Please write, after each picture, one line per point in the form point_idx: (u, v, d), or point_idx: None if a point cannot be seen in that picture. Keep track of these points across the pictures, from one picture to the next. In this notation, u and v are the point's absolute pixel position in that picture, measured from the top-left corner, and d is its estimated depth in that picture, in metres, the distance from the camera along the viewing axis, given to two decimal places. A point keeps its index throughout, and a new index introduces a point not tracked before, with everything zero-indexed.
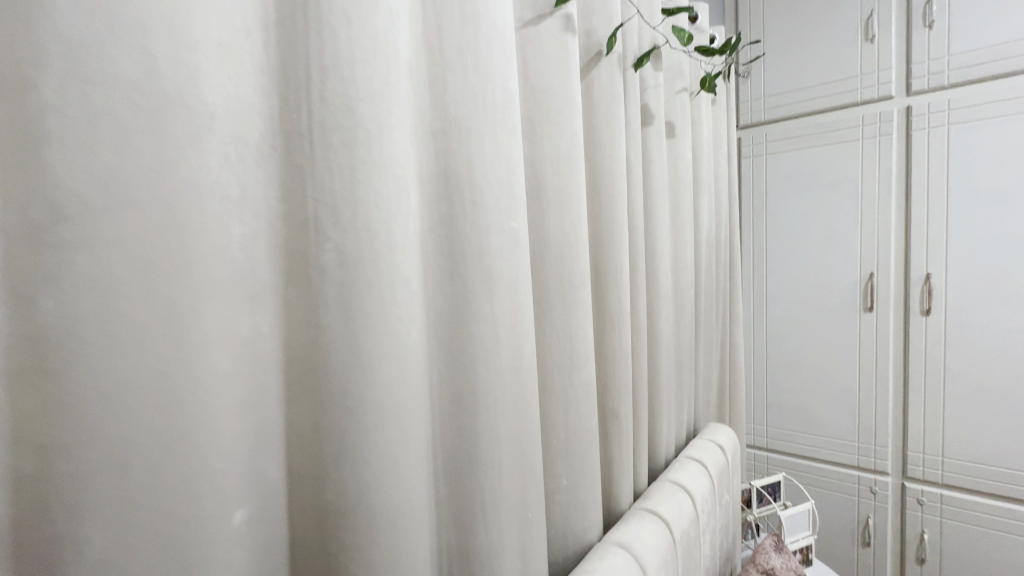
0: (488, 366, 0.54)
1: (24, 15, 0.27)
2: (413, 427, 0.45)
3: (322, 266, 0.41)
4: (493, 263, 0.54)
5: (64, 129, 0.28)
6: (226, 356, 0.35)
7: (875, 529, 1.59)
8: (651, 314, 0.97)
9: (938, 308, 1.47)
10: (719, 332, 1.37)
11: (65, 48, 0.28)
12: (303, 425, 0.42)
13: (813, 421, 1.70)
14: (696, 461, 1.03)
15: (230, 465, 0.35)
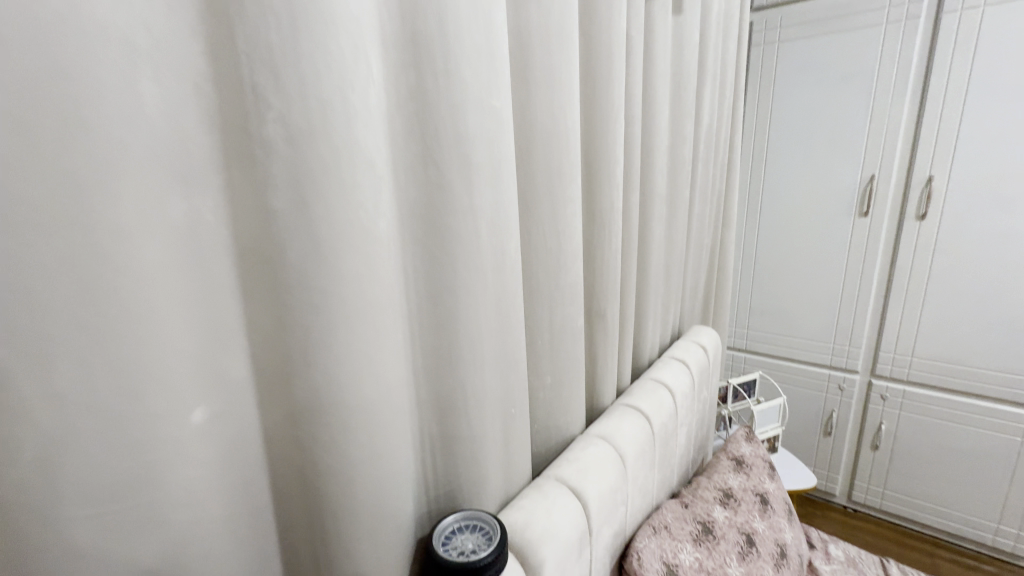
0: (468, 264, 0.50)
1: None
2: (386, 324, 0.42)
3: (266, 142, 0.34)
4: (471, 148, 0.48)
5: None
6: (158, 245, 0.31)
7: (837, 420, 1.72)
8: (644, 215, 0.92)
9: (934, 213, 1.44)
10: (710, 236, 1.33)
11: None
12: (264, 324, 0.38)
13: (793, 324, 1.74)
14: (678, 361, 1.06)
15: (178, 362, 0.32)
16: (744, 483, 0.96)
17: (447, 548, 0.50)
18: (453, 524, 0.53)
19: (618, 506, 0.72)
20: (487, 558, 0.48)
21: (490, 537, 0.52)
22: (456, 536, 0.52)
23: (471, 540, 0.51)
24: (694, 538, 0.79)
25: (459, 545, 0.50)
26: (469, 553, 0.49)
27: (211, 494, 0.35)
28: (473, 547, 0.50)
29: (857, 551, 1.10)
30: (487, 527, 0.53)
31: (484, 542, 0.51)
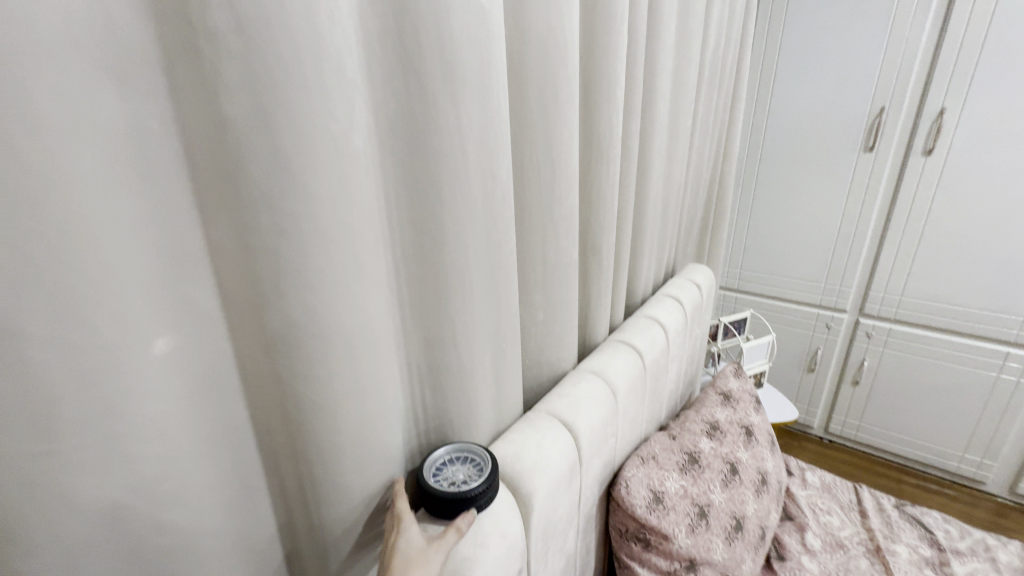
0: (455, 189, 0.46)
1: None
2: (364, 250, 0.39)
3: (212, 31, 0.28)
4: (458, 55, 0.42)
5: None
6: (94, 154, 0.26)
7: (821, 357, 1.76)
8: (644, 145, 0.86)
9: (941, 148, 1.39)
10: (710, 171, 1.27)
11: None
12: (229, 249, 0.34)
13: (787, 263, 1.73)
14: (672, 299, 1.04)
15: (132, 288, 0.29)
16: (731, 416, 0.98)
17: (437, 478, 0.50)
18: (444, 456, 0.53)
19: (608, 438, 0.72)
20: (478, 488, 0.48)
21: (481, 467, 0.52)
22: (448, 466, 0.52)
23: (462, 471, 0.52)
24: (680, 467, 0.81)
25: (450, 476, 0.51)
26: (461, 484, 0.50)
27: (182, 429, 0.33)
28: (465, 478, 0.51)
29: (831, 478, 1.15)
30: (478, 459, 0.53)
31: (476, 471, 0.52)
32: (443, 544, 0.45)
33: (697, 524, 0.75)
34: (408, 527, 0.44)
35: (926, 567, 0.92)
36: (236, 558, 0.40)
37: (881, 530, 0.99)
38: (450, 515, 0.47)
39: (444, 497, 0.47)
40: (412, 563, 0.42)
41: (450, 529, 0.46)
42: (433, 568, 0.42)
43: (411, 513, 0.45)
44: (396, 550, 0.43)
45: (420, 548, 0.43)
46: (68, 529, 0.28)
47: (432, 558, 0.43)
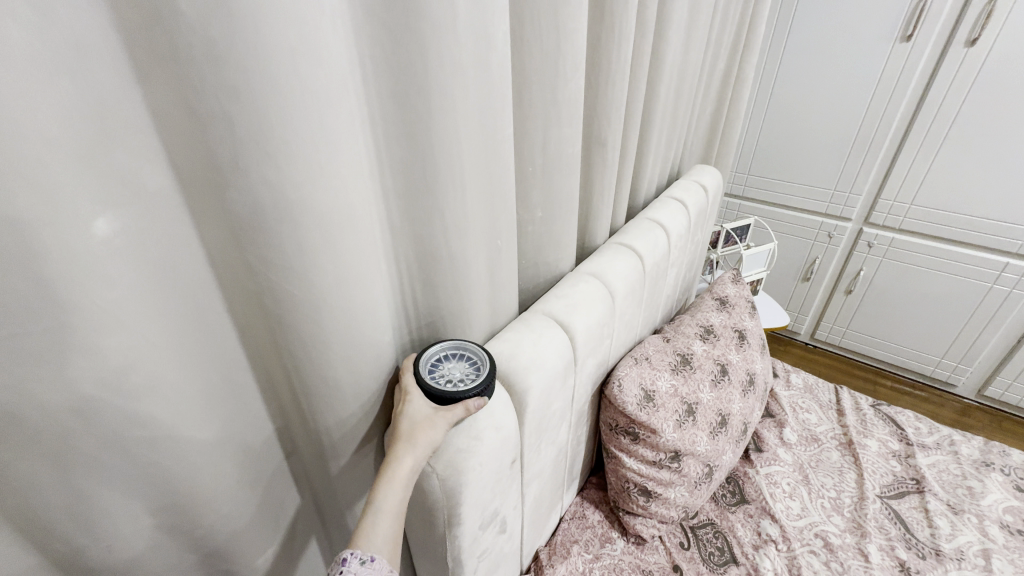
0: (443, 53, 0.39)
1: None
2: (336, 124, 0.33)
3: None
4: None
5: None
6: None
7: (818, 267, 1.75)
8: (662, 21, 0.75)
9: (988, 36, 1.25)
10: (728, 59, 1.14)
11: None
12: (174, 115, 0.29)
13: (797, 169, 1.65)
14: (676, 202, 0.99)
15: (56, 157, 0.24)
16: (725, 320, 0.98)
17: (435, 376, 0.48)
18: (439, 352, 0.51)
19: (604, 339, 0.72)
20: (485, 381, 0.48)
21: (476, 362, 0.51)
22: (439, 365, 0.50)
23: (457, 368, 0.50)
24: (672, 368, 0.82)
25: (446, 375, 0.49)
26: (461, 382, 0.48)
27: (149, 318, 0.31)
28: (462, 376, 0.49)
29: (814, 380, 1.19)
30: (474, 358, 0.51)
31: (471, 367, 0.50)
32: (451, 416, 0.46)
33: (684, 420, 0.78)
34: (414, 399, 0.45)
35: (892, 459, 0.98)
36: (231, 446, 0.40)
37: (856, 426, 1.05)
38: (459, 398, 0.46)
39: (456, 394, 0.46)
40: (419, 430, 0.44)
41: (458, 405, 0.47)
42: (437, 436, 0.44)
43: (416, 387, 0.46)
44: (402, 417, 0.44)
45: (427, 417, 0.45)
46: (34, 418, 0.27)
47: (439, 428, 0.45)
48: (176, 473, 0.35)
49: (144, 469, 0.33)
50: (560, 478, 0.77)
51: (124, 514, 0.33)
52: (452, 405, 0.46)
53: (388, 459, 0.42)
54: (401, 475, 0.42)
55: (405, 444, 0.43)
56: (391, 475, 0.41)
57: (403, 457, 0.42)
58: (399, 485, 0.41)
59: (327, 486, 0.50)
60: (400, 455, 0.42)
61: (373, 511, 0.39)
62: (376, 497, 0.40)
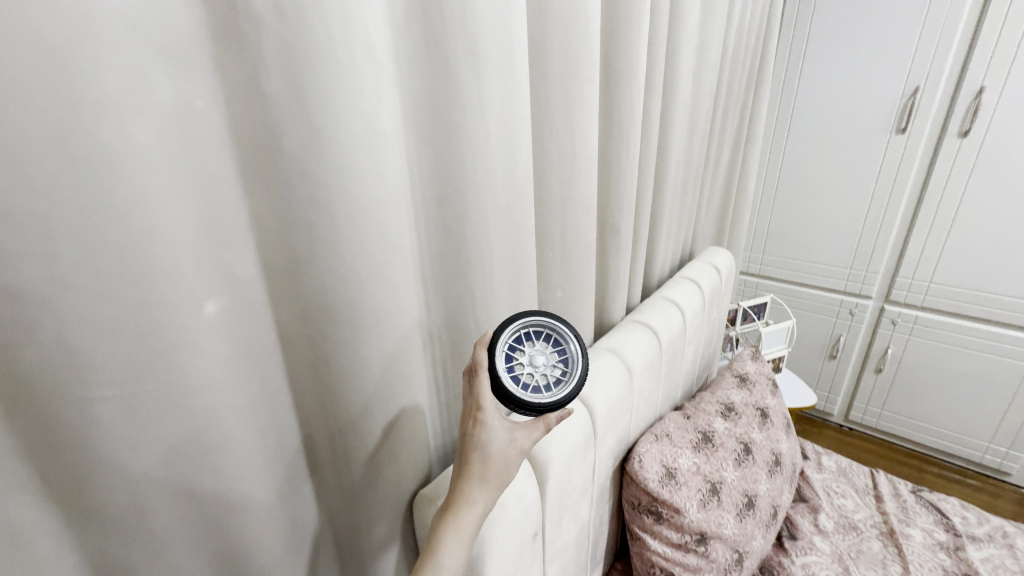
0: (476, 164, 0.47)
1: None
2: (390, 223, 0.41)
3: (252, 15, 0.31)
4: (481, 34, 0.43)
5: None
6: (148, 127, 0.29)
7: (843, 344, 1.73)
8: (666, 124, 0.85)
9: (980, 127, 1.33)
10: (731, 151, 1.25)
11: None
12: (265, 217, 0.38)
13: (811, 248, 1.70)
14: (690, 281, 1.04)
15: (184, 253, 0.32)
16: (746, 398, 0.99)
17: (517, 371, 0.47)
18: (519, 333, 0.48)
19: (623, 414, 0.74)
20: (570, 394, 0.48)
21: (568, 357, 0.50)
22: (524, 346, 0.49)
23: (544, 354, 0.49)
24: (694, 446, 0.82)
25: (530, 361, 0.48)
26: (543, 382, 0.48)
27: (230, 382, 0.37)
28: (546, 372, 0.49)
29: (848, 463, 1.15)
30: (556, 335, 0.50)
31: (559, 362, 0.50)
32: (524, 447, 0.45)
33: (709, 500, 0.77)
34: (488, 423, 0.44)
35: (941, 551, 0.92)
36: (280, 507, 0.43)
37: (896, 514, 1.00)
38: (540, 410, 0.47)
39: (537, 406, 0.46)
40: (494, 462, 0.43)
41: (537, 422, 0.47)
42: (512, 467, 0.44)
43: (494, 407, 0.45)
44: (476, 446, 0.43)
45: (501, 448, 0.44)
46: (133, 464, 0.32)
47: (511, 460, 0.44)
48: (231, 527, 0.39)
49: (206, 517, 0.37)
50: (583, 560, 0.75)
51: (183, 563, 0.37)
52: (529, 423, 0.47)
53: (459, 494, 0.42)
54: (473, 511, 0.41)
55: (477, 478, 0.42)
56: (464, 511, 0.41)
57: (475, 492, 0.42)
58: (472, 523, 0.41)
59: (357, 554, 0.52)
60: (473, 490, 0.42)
61: (443, 543, 0.40)
62: (445, 530, 0.40)
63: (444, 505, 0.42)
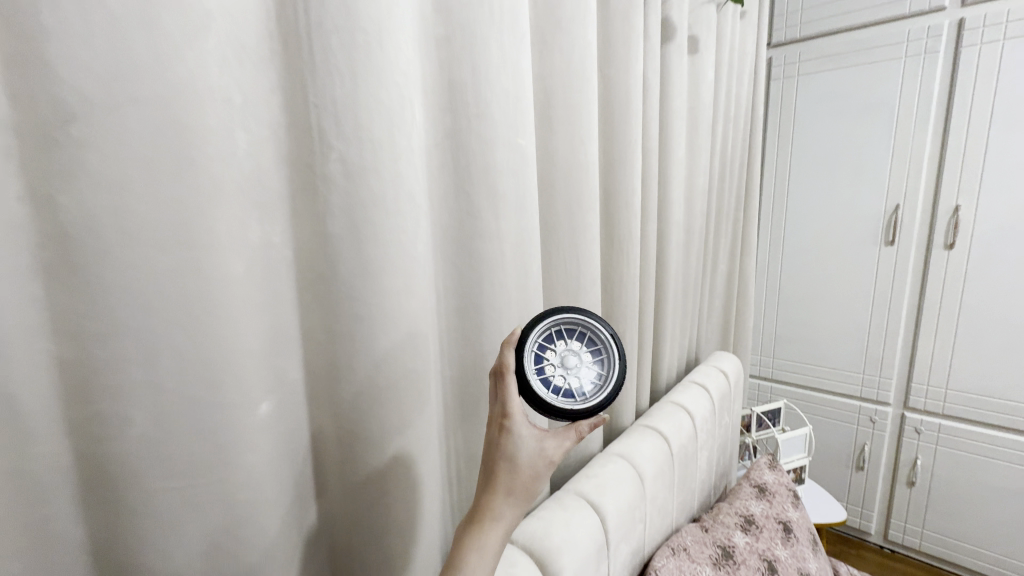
0: (492, 282, 0.55)
1: None
2: (419, 334, 0.47)
3: (327, 176, 0.41)
4: (499, 180, 0.53)
5: (66, 45, 0.28)
6: (240, 261, 0.37)
7: (869, 454, 1.66)
8: (662, 241, 0.95)
9: (963, 241, 1.41)
10: (728, 262, 1.35)
11: None
12: (315, 328, 0.45)
13: (819, 353, 1.71)
14: (698, 385, 1.07)
15: (251, 360, 0.38)
16: (767, 510, 0.95)
17: (548, 373, 0.48)
18: (549, 333, 0.50)
19: (636, 523, 0.73)
20: (602, 400, 0.48)
21: (602, 359, 0.51)
22: (555, 345, 0.50)
23: (577, 355, 0.50)
24: (713, 561, 0.79)
25: (561, 362, 0.49)
26: (575, 385, 0.49)
27: (272, 478, 0.40)
28: (580, 374, 0.50)
29: None
30: (589, 330, 0.51)
31: (594, 364, 0.51)
32: (554, 457, 0.43)
33: None
34: (517, 432, 0.42)
35: None
36: None
37: None
38: (570, 417, 0.47)
39: (566, 411, 0.46)
40: (521, 474, 0.41)
41: (569, 430, 0.45)
42: (540, 478, 0.42)
43: (523, 414, 0.43)
44: (504, 455, 0.41)
45: (529, 459, 0.42)
46: (174, 551, 0.35)
47: (540, 471, 0.42)
48: None
49: None
50: None
51: None
52: (561, 431, 0.45)
53: (484, 508, 0.40)
54: (499, 525, 0.40)
55: (503, 491, 0.41)
56: (488, 526, 0.39)
57: (500, 506, 0.40)
58: (497, 538, 0.39)
59: None
60: (499, 503, 0.40)
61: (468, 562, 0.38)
62: (469, 548, 0.38)
63: (468, 518, 0.40)
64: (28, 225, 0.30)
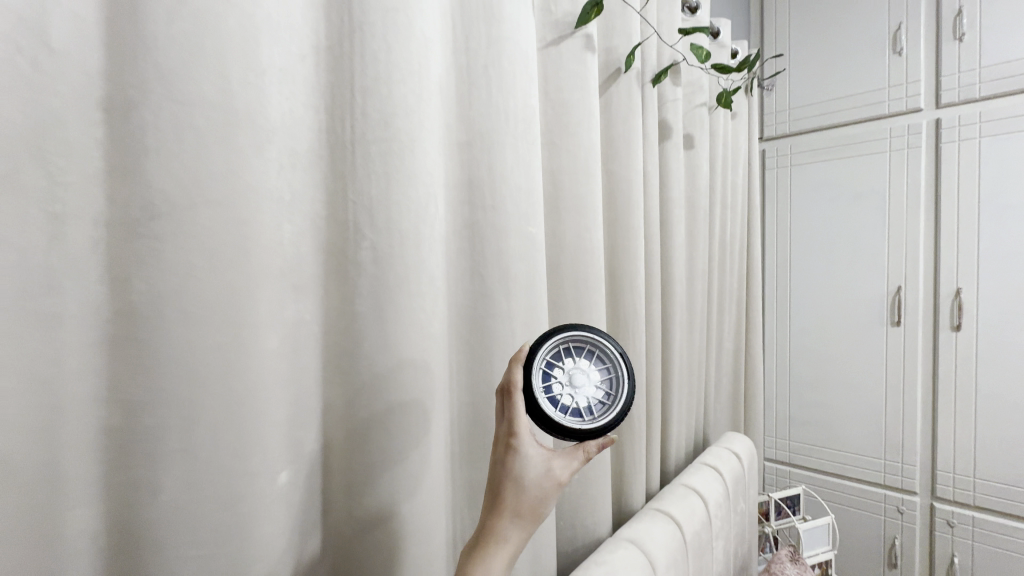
0: (503, 359, 0.58)
1: (131, 64, 0.34)
2: (432, 409, 0.50)
3: (359, 262, 0.47)
4: (511, 264, 0.58)
5: (159, 158, 0.35)
6: (276, 337, 0.41)
7: (901, 550, 1.55)
8: (666, 319, 0.98)
9: (969, 323, 1.42)
10: (734, 340, 1.36)
11: (164, 87, 0.35)
12: (335, 401, 0.48)
13: (836, 436, 1.66)
14: (710, 467, 1.04)
15: (276, 430, 0.40)
16: None
17: (556, 392, 0.45)
18: (556, 349, 0.47)
19: None
20: (611, 420, 0.45)
21: (611, 377, 0.47)
22: (563, 362, 0.47)
23: (586, 372, 0.47)
24: None
25: (570, 380, 0.46)
26: (583, 404, 0.46)
27: (282, 551, 0.41)
28: (588, 393, 0.46)
29: None
30: (598, 348, 0.48)
31: (603, 382, 0.47)
32: (563, 478, 0.40)
33: None
34: (524, 453, 0.39)
35: None
36: None
37: None
38: (579, 438, 0.43)
39: (574, 431, 0.43)
40: (527, 496, 0.38)
41: (578, 449, 0.42)
42: (547, 501, 0.39)
43: (531, 433, 0.40)
44: (510, 475, 0.39)
45: (536, 481, 0.39)
46: None
47: (549, 493, 0.39)
48: None
49: None
50: None
51: None
52: (569, 451, 0.41)
53: (487, 534, 0.37)
54: (503, 551, 0.37)
55: (509, 514, 0.38)
56: (491, 552, 0.36)
57: (505, 530, 0.37)
58: (500, 565, 0.36)
59: None
60: (504, 528, 0.37)
61: None
62: None
63: (471, 543, 0.37)
64: (103, 304, 0.34)
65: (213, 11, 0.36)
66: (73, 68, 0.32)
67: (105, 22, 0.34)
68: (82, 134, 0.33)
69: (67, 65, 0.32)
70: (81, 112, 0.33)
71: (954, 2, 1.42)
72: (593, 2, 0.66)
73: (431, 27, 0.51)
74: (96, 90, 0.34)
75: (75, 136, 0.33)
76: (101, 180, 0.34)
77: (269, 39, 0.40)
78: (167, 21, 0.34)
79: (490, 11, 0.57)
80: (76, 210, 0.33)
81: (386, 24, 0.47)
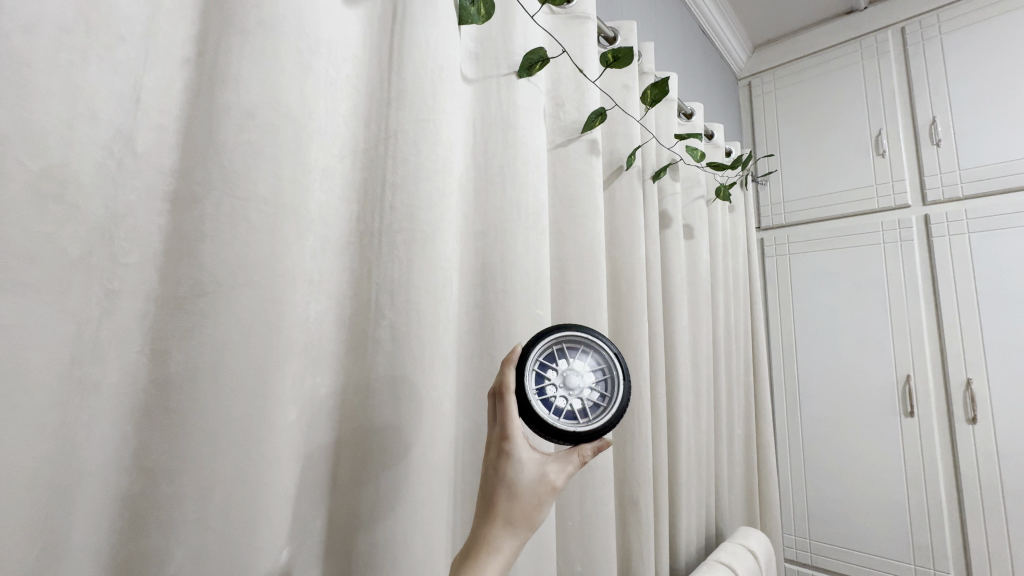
0: None
1: (198, 166, 0.40)
2: (437, 488, 0.50)
3: (377, 339, 0.50)
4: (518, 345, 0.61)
5: (212, 244, 0.39)
6: (293, 410, 0.43)
7: None
8: (670, 402, 0.98)
9: (985, 416, 1.39)
10: (743, 426, 1.34)
11: (224, 184, 0.40)
12: (341, 476, 0.49)
13: (860, 536, 1.55)
14: (723, 566, 0.98)
15: (283, 504, 0.41)
16: None
17: (550, 393, 0.45)
18: (551, 348, 0.47)
19: None
20: (608, 420, 0.44)
21: (606, 379, 0.47)
22: (557, 363, 0.47)
23: (579, 373, 0.47)
24: None
25: (563, 380, 0.46)
26: (577, 407, 0.46)
27: None
28: (583, 394, 0.46)
29: None
30: (593, 345, 0.49)
31: (597, 384, 0.47)
32: (558, 482, 0.37)
33: None
34: (517, 455, 0.37)
35: None
36: None
37: None
38: (572, 441, 0.43)
39: (568, 434, 0.43)
40: (521, 502, 0.35)
41: (572, 453, 0.39)
42: (542, 505, 0.36)
43: (524, 436, 0.38)
44: (502, 480, 0.36)
45: (529, 486, 0.36)
46: None
47: (544, 499, 0.36)
48: None
49: None
50: None
51: None
52: (563, 456, 0.39)
53: (478, 543, 0.34)
54: (495, 563, 0.33)
55: (502, 522, 0.35)
56: (483, 563, 0.33)
57: (498, 540, 0.34)
58: None
59: None
60: (497, 536, 0.34)
61: None
62: None
63: (463, 553, 0.34)
64: (142, 374, 0.37)
65: (273, 122, 0.42)
66: (147, 168, 0.38)
67: (180, 132, 0.40)
68: (148, 223, 0.38)
69: (142, 166, 0.38)
70: (150, 204, 0.38)
71: (928, 113, 1.55)
72: (596, 113, 0.75)
73: (455, 133, 0.58)
74: (165, 187, 0.39)
75: (143, 224, 0.38)
76: (157, 262, 0.39)
77: (316, 144, 0.47)
78: (234, 129, 0.41)
79: (507, 120, 0.65)
80: (130, 288, 0.37)
81: (417, 131, 0.54)
